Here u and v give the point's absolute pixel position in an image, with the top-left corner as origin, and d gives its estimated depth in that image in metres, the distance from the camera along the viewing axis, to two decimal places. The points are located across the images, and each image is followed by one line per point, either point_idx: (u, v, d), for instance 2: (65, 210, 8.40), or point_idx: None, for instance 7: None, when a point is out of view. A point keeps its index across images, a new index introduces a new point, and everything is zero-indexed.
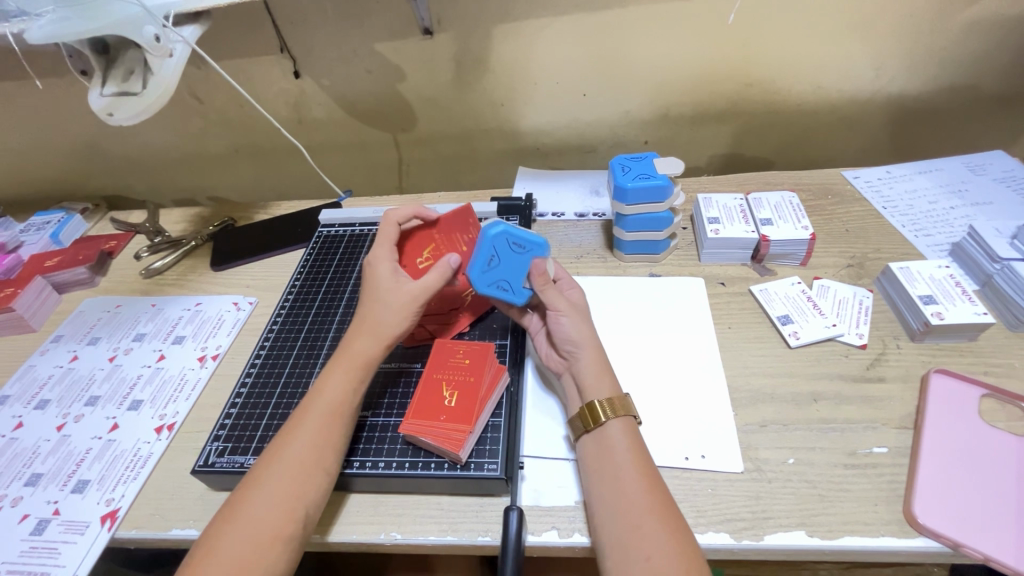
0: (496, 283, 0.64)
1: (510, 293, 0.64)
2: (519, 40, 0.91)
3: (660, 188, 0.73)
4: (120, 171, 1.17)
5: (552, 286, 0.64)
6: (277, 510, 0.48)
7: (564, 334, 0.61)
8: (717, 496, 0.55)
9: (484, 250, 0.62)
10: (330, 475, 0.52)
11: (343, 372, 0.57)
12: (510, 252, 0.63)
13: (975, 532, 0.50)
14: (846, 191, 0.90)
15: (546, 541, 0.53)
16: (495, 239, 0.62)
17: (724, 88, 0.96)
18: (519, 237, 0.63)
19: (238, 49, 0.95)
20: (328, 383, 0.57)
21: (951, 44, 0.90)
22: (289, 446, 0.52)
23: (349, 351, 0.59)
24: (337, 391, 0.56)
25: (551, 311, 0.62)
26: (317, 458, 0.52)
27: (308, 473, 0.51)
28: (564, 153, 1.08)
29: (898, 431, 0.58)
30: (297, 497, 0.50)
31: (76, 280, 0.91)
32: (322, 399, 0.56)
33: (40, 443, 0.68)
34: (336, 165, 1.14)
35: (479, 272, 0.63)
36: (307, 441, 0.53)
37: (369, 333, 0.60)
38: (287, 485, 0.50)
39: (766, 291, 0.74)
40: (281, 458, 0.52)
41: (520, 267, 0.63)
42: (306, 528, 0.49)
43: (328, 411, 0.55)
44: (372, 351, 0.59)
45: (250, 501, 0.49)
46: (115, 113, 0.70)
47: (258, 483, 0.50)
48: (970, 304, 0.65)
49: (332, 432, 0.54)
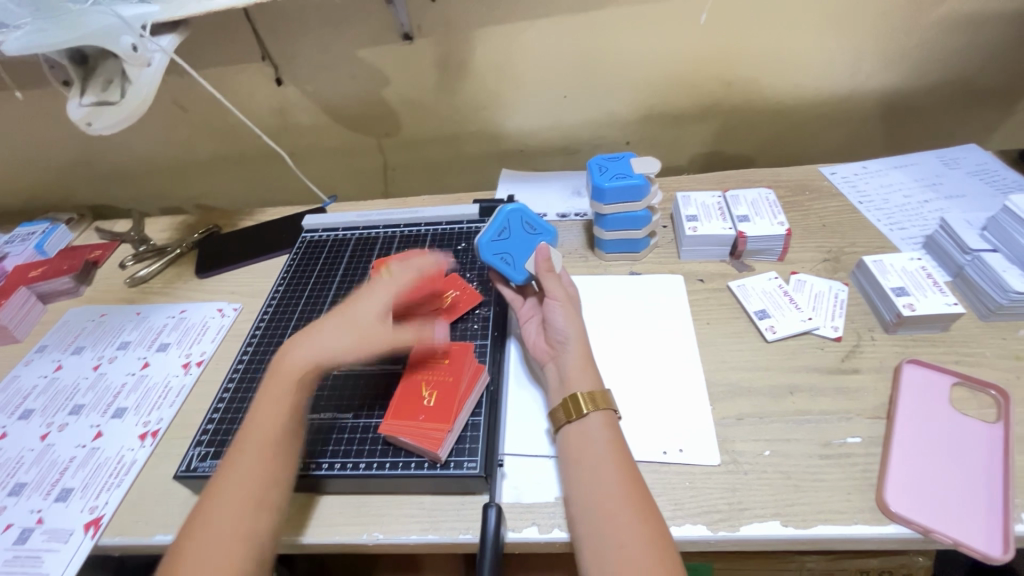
0: (501, 255, 0.69)
1: (511, 267, 0.69)
2: (497, 44, 0.92)
3: (637, 187, 0.74)
4: (106, 182, 1.17)
5: (554, 273, 0.67)
6: (227, 549, 0.47)
7: (557, 322, 0.63)
8: (694, 489, 0.56)
9: (499, 222, 0.71)
10: (278, 505, 0.51)
11: (273, 400, 0.55)
12: (521, 230, 0.72)
13: (945, 517, 0.51)
14: (822, 187, 0.91)
15: (526, 537, 0.54)
16: (510, 215, 0.72)
17: (702, 87, 0.98)
18: (532, 220, 0.73)
19: (220, 58, 0.96)
20: (260, 411, 0.54)
21: (923, 40, 0.91)
22: (230, 479, 0.51)
23: (279, 375, 0.56)
24: (271, 417, 0.54)
25: (548, 298, 0.65)
26: (263, 491, 0.51)
27: (255, 507, 0.49)
28: (546, 154, 1.09)
29: (871, 421, 0.59)
30: (247, 535, 0.48)
31: (61, 290, 0.92)
32: (257, 426, 0.54)
33: (24, 453, 0.68)
34: (321, 171, 1.14)
35: (490, 240, 0.69)
36: (247, 475, 0.51)
37: (306, 353, 0.57)
38: (234, 522, 0.48)
39: (744, 287, 0.75)
40: (224, 496, 0.50)
41: (528, 245, 0.71)
42: (264, 563, 0.48)
43: (267, 440, 0.53)
44: (308, 370, 0.56)
45: (193, 548, 0.47)
46: (93, 123, 0.71)
47: (201, 529, 0.48)
48: (941, 294, 0.66)
49: (274, 463, 0.52)
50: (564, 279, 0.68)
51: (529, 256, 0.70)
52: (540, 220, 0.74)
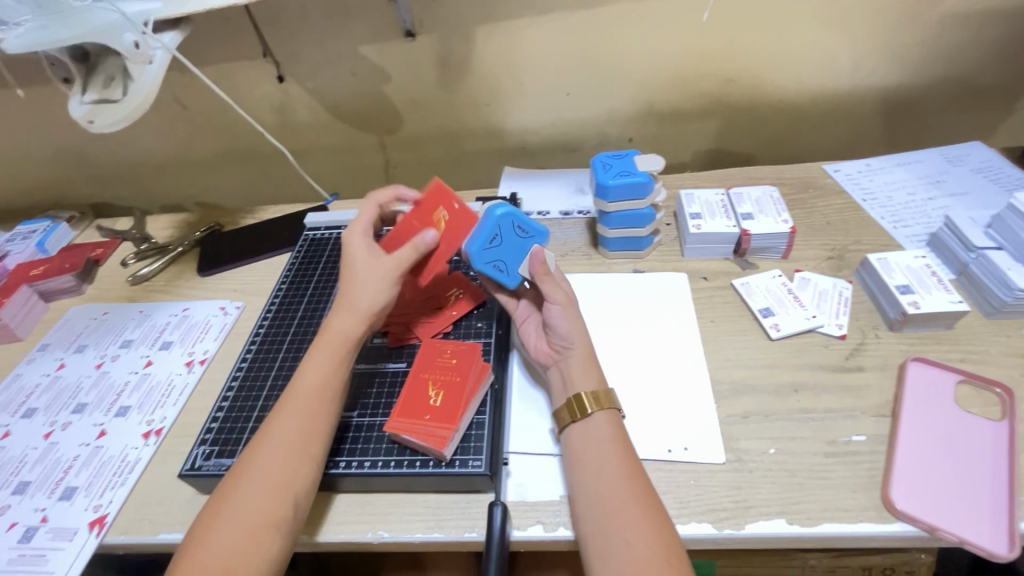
0: (493, 263, 0.66)
1: (504, 275, 0.66)
2: (500, 41, 0.92)
3: (641, 185, 0.74)
4: (107, 179, 1.17)
5: (551, 276, 0.65)
6: (268, 498, 0.49)
7: (558, 326, 0.62)
8: (700, 487, 0.56)
9: (489, 227, 0.65)
10: (319, 458, 0.53)
11: (325, 355, 0.58)
12: (513, 235, 0.67)
13: (951, 515, 0.51)
14: (826, 184, 0.91)
15: (531, 536, 0.54)
16: (501, 219, 0.66)
17: (705, 84, 0.97)
18: (524, 222, 0.67)
19: (221, 54, 0.95)
20: (311, 366, 0.58)
21: (927, 37, 0.91)
22: (274, 431, 0.53)
23: (329, 331, 0.60)
24: (321, 375, 0.57)
25: (547, 302, 0.63)
26: (304, 442, 0.53)
27: (296, 460, 0.51)
28: (549, 152, 1.08)
29: (876, 419, 0.59)
30: (287, 481, 0.50)
31: (63, 288, 0.92)
32: (306, 381, 0.56)
33: (28, 451, 0.68)
34: (323, 168, 1.14)
35: (479, 249, 0.65)
36: (294, 423, 0.54)
37: (349, 312, 0.61)
38: (277, 470, 0.50)
39: (748, 285, 0.75)
40: (269, 445, 0.52)
41: (519, 251, 0.67)
42: (299, 512, 0.50)
43: (312, 394, 0.56)
44: (354, 332, 0.60)
45: (240, 486, 0.49)
46: (94, 120, 0.70)
47: (249, 469, 0.51)
48: (945, 292, 0.66)
49: (319, 417, 0.55)
50: (559, 279, 0.67)
51: (523, 260, 0.67)
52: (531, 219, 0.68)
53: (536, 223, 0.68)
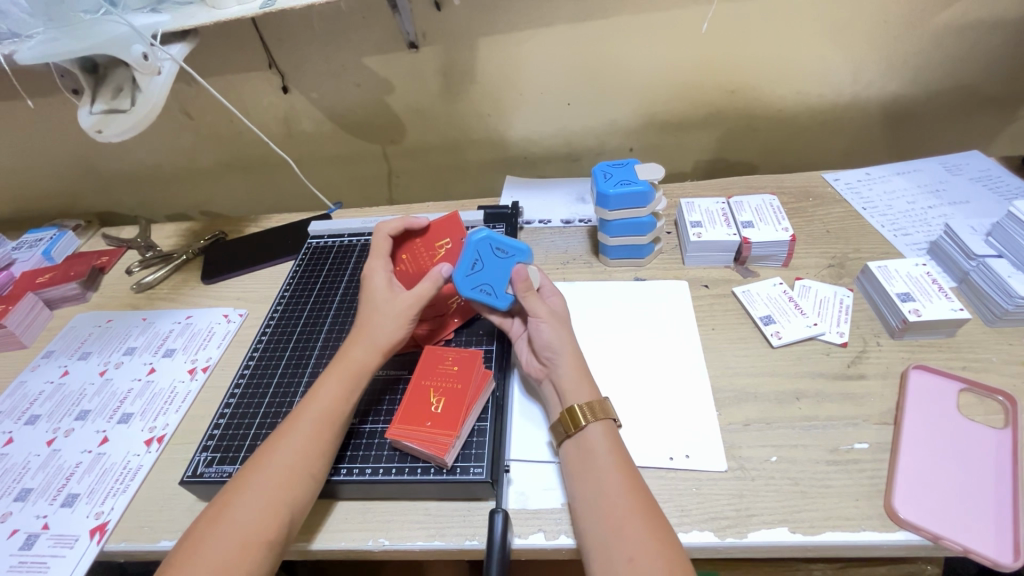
0: (480, 287, 0.66)
1: (493, 297, 0.67)
2: (502, 52, 0.93)
3: (640, 194, 0.75)
4: (113, 188, 1.18)
5: (533, 292, 0.64)
6: (258, 516, 0.49)
7: (543, 339, 0.62)
8: (702, 495, 0.55)
9: (469, 254, 0.65)
10: (317, 481, 0.53)
11: (338, 378, 0.59)
12: (493, 257, 0.66)
13: (955, 524, 0.50)
14: (826, 193, 0.91)
15: (532, 544, 0.53)
16: (478, 244, 0.65)
17: (706, 95, 0.98)
18: (502, 242, 0.65)
19: (227, 66, 0.97)
20: (322, 391, 0.58)
21: (926, 47, 0.92)
22: (277, 449, 0.53)
23: (345, 358, 0.61)
24: (330, 400, 0.57)
25: (531, 318, 0.63)
26: (303, 465, 0.53)
27: (294, 481, 0.51)
28: (551, 161, 1.09)
29: (879, 426, 0.59)
30: (281, 501, 0.50)
31: (68, 296, 0.92)
32: (315, 406, 0.57)
33: (31, 458, 0.68)
34: (327, 177, 1.15)
35: (463, 276, 0.66)
36: (298, 445, 0.54)
37: (366, 342, 0.61)
38: (271, 490, 0.50)
39: (749, 292, 0.75)
40: (269, 462, 0.52)
41: (504, 272, 0.66)
42: (289, 535, 0.50)
43: (320, 418, 0.56)
44: (369, 364, 0.60)
45: (237, 500, 0.50)
46: (104, 130, 0.72)
47: (248, 483, 0.51)
48: (946, 300, 0.66)
49: (320, 442, 0.55)
50: (546, 295, 0.67)
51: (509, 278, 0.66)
52: (508, 238, 0.66)
53: (517, 241, 0.66)
